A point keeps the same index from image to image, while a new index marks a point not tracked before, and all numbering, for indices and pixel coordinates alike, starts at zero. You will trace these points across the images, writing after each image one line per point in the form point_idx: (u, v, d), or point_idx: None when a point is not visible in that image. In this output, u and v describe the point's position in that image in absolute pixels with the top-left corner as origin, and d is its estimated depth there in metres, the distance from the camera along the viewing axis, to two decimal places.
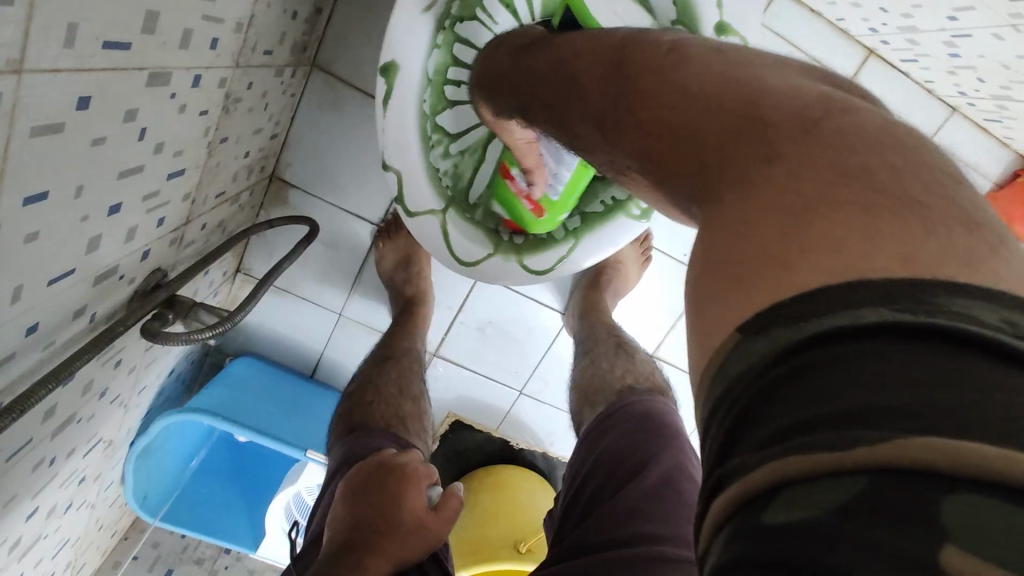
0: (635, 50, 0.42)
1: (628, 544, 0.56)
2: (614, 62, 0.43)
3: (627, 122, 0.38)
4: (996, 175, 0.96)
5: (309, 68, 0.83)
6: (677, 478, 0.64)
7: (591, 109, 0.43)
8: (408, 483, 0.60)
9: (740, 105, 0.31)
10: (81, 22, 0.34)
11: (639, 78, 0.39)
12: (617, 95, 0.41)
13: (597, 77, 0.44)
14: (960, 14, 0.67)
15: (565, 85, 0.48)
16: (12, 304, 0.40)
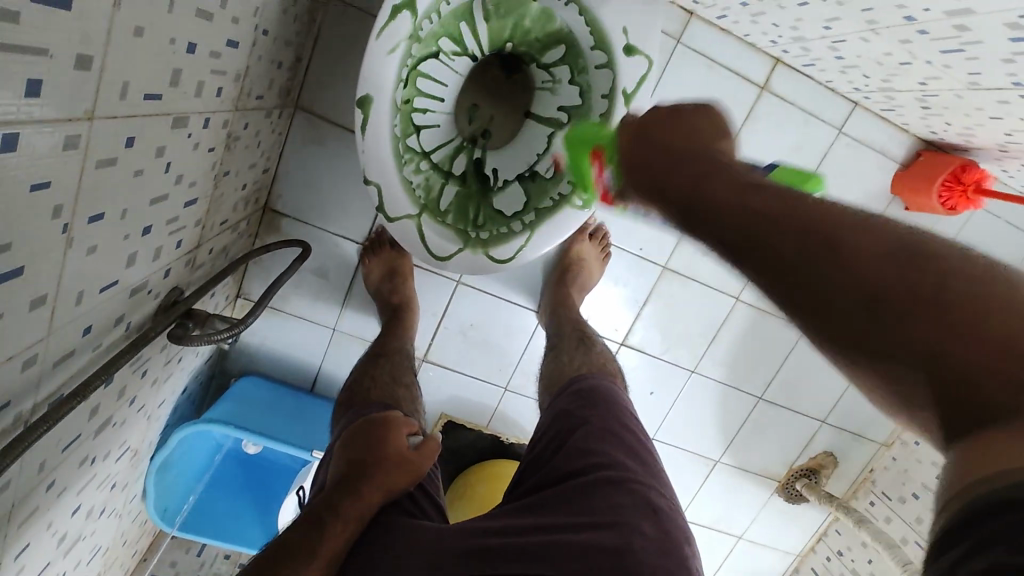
0: (841, 229, 0.41)
1: (581, 475, 0.64)
2: (824, 240, 0.40)
3: (861, 334, 0.38)
4: (901, 156, 1.13)
5: (293, 110, 0.95)
6: (618, 428, 0.72)
7: (795, 297, 0.41)
8: (394, 432, 0.72)
9: (1015, 335, 0.33)
10: (131, 80, 0.45)
11: (883, 250, 0.39)
12: (880, 241, 0.40)
13: (795, 257, 0.41)
14: (832, 24, 0.80)
15: (737, 238, 0.44)
16: (76, 306, 0.50)
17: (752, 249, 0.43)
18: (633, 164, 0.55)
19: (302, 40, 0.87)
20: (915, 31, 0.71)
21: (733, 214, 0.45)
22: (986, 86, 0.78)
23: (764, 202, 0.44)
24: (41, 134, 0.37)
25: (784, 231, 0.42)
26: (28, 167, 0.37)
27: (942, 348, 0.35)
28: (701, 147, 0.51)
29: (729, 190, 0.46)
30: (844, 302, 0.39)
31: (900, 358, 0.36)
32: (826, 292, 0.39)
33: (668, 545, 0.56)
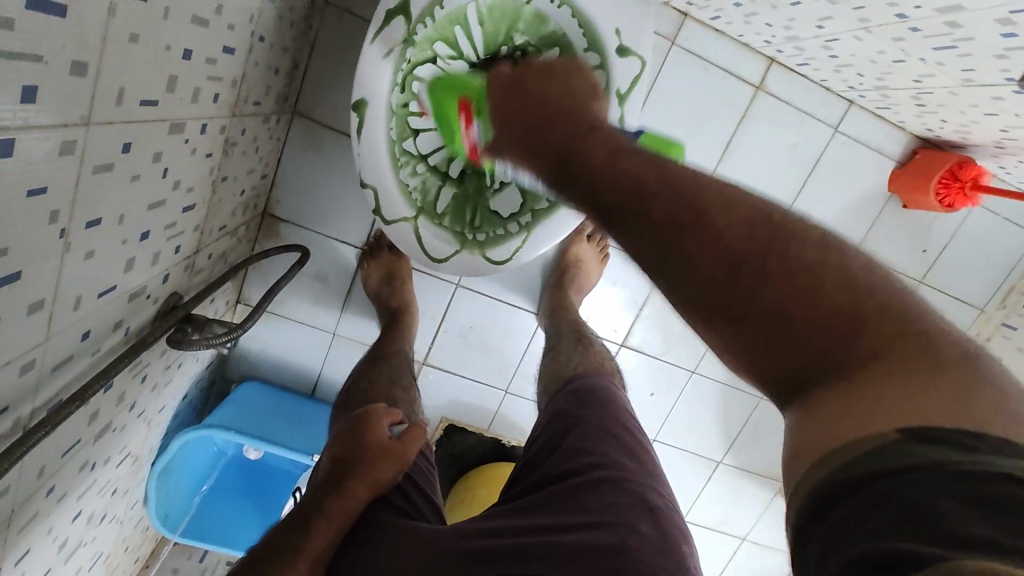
0: (703, 198, 0.40)
1: (576, 475, 0.64)
2: (688, 206, 0.40)
3: (707, 290, 0.39)
4: (898, 153, 1.13)
5: (291, 116, 0.95)
6: (614, 426, 0.72)
7: (643, 256, 0.42)
8: (373, 424, 0.70)
9: (816, 302, 0.36)
10: (127, 87, 0.45)
11: (702, 211, 0.39)
12: (699, 203, 0.40)
13: (659, 223, 0.40)
14: (825, 23, 0.80)
15: (611, 197, 0.43)
16: (74, 310, 0.50)
17: (621, 214, 0.43)
18: (514, 133, 0.56)
19: (298, 46, 0.88)
20: (907, 28, 0.71)
21: (608, 181, 0.44)
22: (979, 83, 0.78)
23: (631, 164, 0.44)
24: (37, 140, 0.37)
25: (654, 196, 0.41)
26: (24, 173, 0.37)
27: (781, 310, 0.37)
28: (574, 113, 0.51)
29: (605, 155, 0.45)
30: (699, 267, 0.39)
31: (740, 318, 0.38)
32: (673, 253, 0.40)
33: (664, 544, 0.57)
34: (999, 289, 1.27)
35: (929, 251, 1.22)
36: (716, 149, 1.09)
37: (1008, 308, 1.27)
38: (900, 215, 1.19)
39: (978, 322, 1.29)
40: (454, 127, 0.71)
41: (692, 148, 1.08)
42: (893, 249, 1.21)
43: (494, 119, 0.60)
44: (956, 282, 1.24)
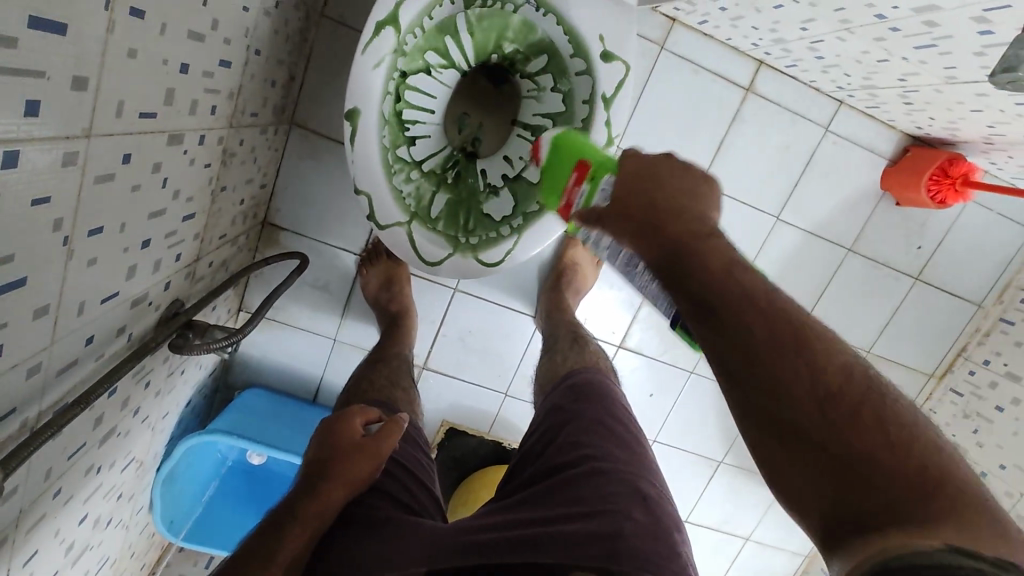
0: (811, 344, 0.42)
1: (571, 467, 0.66)
2: (794, 341, 0.43)
3: (788, 420, 0.42)
4: (889, 152, 1.15)
5: (289, 127, 0.98)
6: (610, 420, 0.74)
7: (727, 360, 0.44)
8: (345, 424, 0.70)
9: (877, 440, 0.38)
10: (126, 100, 0.47)
11: (797, 340, 0.42)
12: (797, 333, 0.43)
13: (759, 348, 0.43)
14: (808, 25, 0.82)
15: (715, 308, 0.45)
16: (78, 316, 0.52)
17: (720, 326, 0.45)
18: (619, 211, 0.54)
19: (295, 58, 0.91)
20: (887, 29, 0.73)
21: (715, 290, 0.45)
22: (962, 80, 0.79)
23: (741, 280, 0.46)
24: (40, 151, 0.39)
25: (754, 315, 0.44)
26: (28, 183, 0.39)
27: (856, 454, 0.39)
28: (690, 209, 0.50)
29: (722, 266, 0.46)
30: (788, 400, 0.42)
31: (816, 451, 0.40)
32: (763, 360, 0.43)
33: (658, 530, 0.58)
34: (995, 284, 1.28)
35: (923, 248, 1.23)
36: (708, 151, 1.10)
37: (1004, 302, 1.28)
38: (893, 213, 1.20)
39: (975, 318, 1.29)
40: (558, 175, 0.71)
41: (684, 150, 1.10)
42: (887, 246, 1.22)
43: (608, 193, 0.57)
44: (951, 278, 1.25)
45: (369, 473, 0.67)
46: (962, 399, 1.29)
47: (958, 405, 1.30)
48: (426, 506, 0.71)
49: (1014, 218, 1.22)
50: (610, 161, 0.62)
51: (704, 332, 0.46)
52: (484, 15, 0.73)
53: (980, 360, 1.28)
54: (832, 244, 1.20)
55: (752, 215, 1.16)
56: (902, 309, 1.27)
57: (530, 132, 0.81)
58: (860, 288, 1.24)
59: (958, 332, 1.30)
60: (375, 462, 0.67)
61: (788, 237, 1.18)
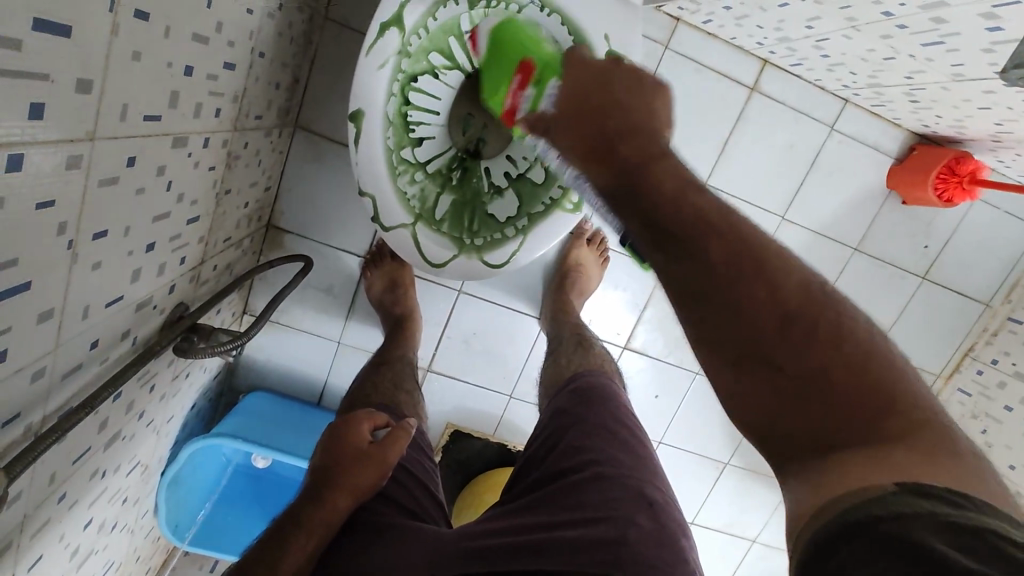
0: (771, 258, 0.39)
1: (574, 472, 0.65)
2: (757, 264, 0.38)
3: (753, 345, 0.38)
4: (895, 151, 1.14)
5: (293, 129, 0.98)
6: (614, 425, 0.73)
7: (681, 289, 0.40)
8: (351, 431, 0.68)
9: (844, 372, 0.36)
10: (131, 103, 0.47)
11: (752, 265, 0.38)
12: (748, 253, 0.39)
13: (718, 268, 0.38)
14: (813, 24, 0.81)
15: (669, 228, 0.40)
16: (82, 319, 0.52)
17: (679, 249, 0.39)
18: (569, 127, 0.49)
19: (299, 61, 0.90)
20: (894, 26, 0.72)
21: (668, 210, 0.40)
22: (970, 77, 0.78)
23: (691, 198, 0.41)
24: (44, 154, 0.39)
25: (710, 236, 0.39)
26: (32, 187, 0.39)
27: (824, 381, 0.36)
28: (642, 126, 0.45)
29: (676, 185, 0.41)
30: (751, 322, 0.38)
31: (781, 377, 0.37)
32: (719, 288, 0.38)
33: (660, 535, 0.58)
34: (1003, 284, 1.26)
35: (931, 247, 1.22)
36: (713, 151, 1.10)
37: (1013, 302, 1.27)
38: (900, 212, 1.19)
39: (982, 317, 1.28)
40: (508, 64, 0.67)
41: (689, 150, 1.09)
42: (894, 246, 1.21)
43: (558, 100, 0.53)
44: (959, 278, 1.24)
45: (373, 482, 0.65)
46: (971, 399, 1.28)
47: (966, 406, 1.29)
48: (432, 512, 0.71)
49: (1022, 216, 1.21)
50: (555, 63, 0.60)
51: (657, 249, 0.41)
52: (489, 15, 0.72)
53: (988, 359, 1.27)
54: (837, 244, 1.19)
55: (758, 215, 1.15)
56: (909, 308, 1.26)
57: None
58: (866, 288, 1.23)
59: (966, 332, 1.29)
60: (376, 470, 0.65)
61: (793, 236, 1.18)
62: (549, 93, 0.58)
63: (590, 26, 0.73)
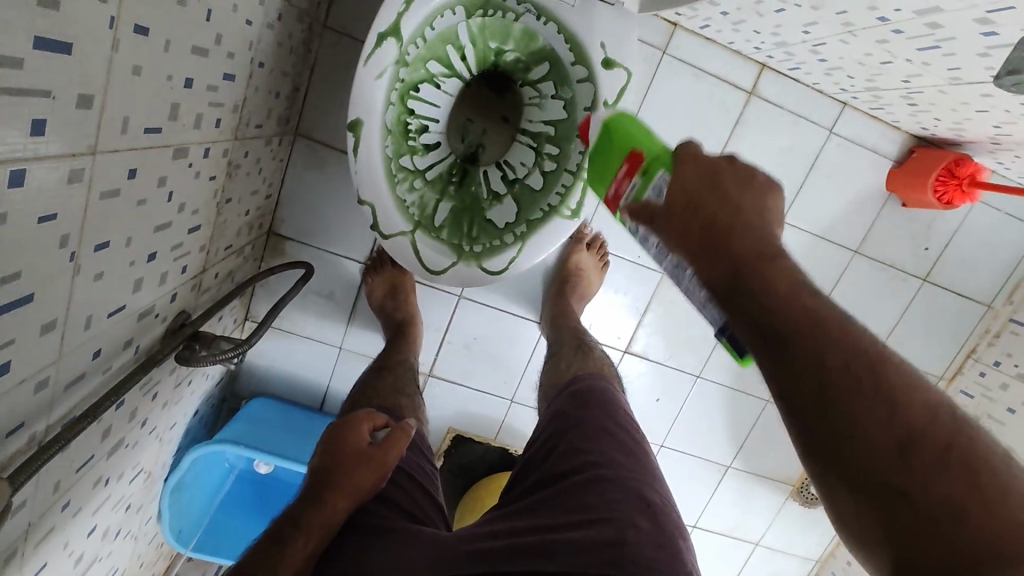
0: (887, 366, 0.41)
1: (575, 473, 0.66)
2: (869, 366, 0.41)
3: (855, 438, 0.40)
4: (895, 153, 1.14)
5: (293, 137, 0.99)
6: (615, 429, 0.73)
7: (787, 376, 0.43)
8: (350, 432, 0.70)
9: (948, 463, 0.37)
10: (131, 115, 0.48)
11: (863, 367, 0.41)
12: (861, 360, 0.41)
13: (826, 370, 0.41)
14: (810, 28, 0.82)
15: (774, 328, 0.44)
16: (85, 330, 0.52)
17: (784, 349, 0.43)
18: (676, 222, 0.53)
19: (298, 69, 0.91)
20: (890, 32, 0.72)
21: (778, 312, 0.44)
22: (967, 81, 0.78)
23: (805, 302, 0.44)
24: (46, 169, 0.39)
25: (823, 335, 0.42)
26: (35, 201, 0.40)
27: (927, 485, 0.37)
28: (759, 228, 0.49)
29: (789, 288, 0.45)
30: (862, 428, 0.40)
31: (884, 480, 0.38)
32: (827, 378, 0.41)
33: (661, 539, 0.57)
34: (1005, 285, 1.26)
35: (931, 249, 1.22)
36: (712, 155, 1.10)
37: (1015, 303, 1.26)
38: (900, 214, 1.19)
39: (984, 318, 1.28)
40: (616, 153, 0.67)
41: None
42: (894, 248, 1.21)
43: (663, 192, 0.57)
44: (960, 279, 1.24)
45: (374, 483, 0.67)
46: (974, 401, 1.28)
47: (969, 408, 1.28)
48: (431, 515, 0.71)
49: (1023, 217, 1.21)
50: (667, 155, 0.59)
51: (763, 346, 0.44)
52: (487, 24, 0.73)
53: (991, 361, 1.27)
54: (838, 247, 1.19)
55: None
56: (911, 310, 1.26)
57: (531, 139, 0.82)
58: (866, 291, 1.23)
59: (967, 334, 1.29)
60: (377, 471, 0.67)
61: (793, 240, 1.18)
62: (659, 184, 0.58)
63: (587, 34, 0.73)
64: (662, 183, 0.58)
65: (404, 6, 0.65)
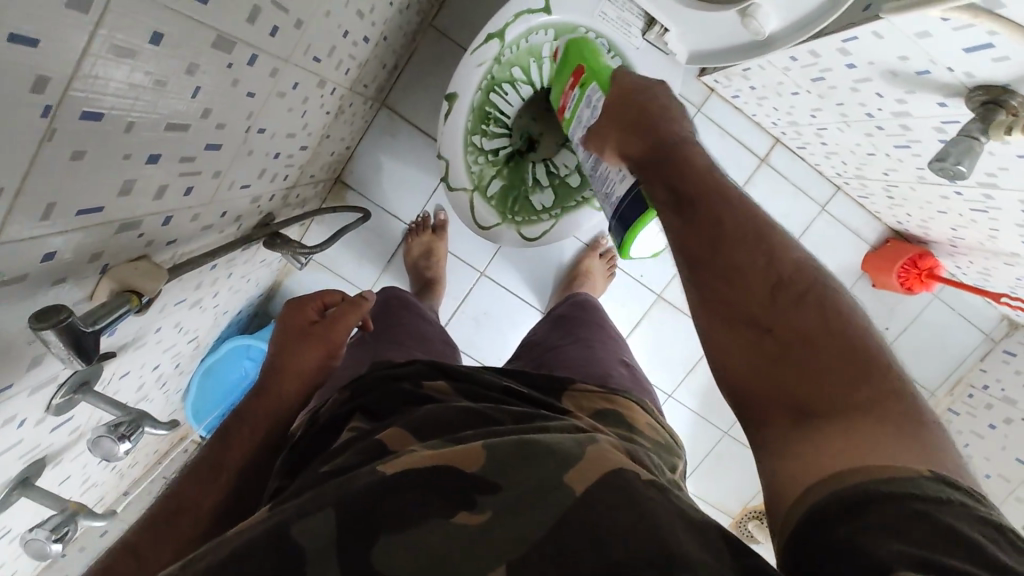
0: (771, 233, 0.52)
1: (561, 346, 0.82)
2: (755, 239, 0.51)
3: (738, 308, 0.51)
4: (874, 240, 1.33)
5: (380, 106, 1.18)
6: (596, 324, 0.89)
7: (691, 247, 0.54)
8: (295, 313, 0.70)
9: (803, 343, 0.47)
10: (310, 45, 0.65)
11: (747, 239, 0.52)
12: (742, 233, 0.52)
13: (730, 241, 0.52)
14: (816, 113, 1.01)
15: (688, 192, 0.55)
16: (227, 190, 0.69)
17: (690, 211, 0.54)
18: (612, 121, 0.66)
19: (402, 52, 1.11)
20: (873, 126, 0.91)
21: (686, 179, 0.56)
22: (928, 181, 0.98)
23: (697, 180, 0.55)
24: (264, 60, 0.57)
25: (720, 210, 0.53)
26: (251, 79, 0.57)
27: (788, 351, 0.48)
28: (678, 146, 0.58)
29: (700, 161, 0.57)
30: (746, 295, 0.50)
31: (764, 336, 0.49)
32: (725, 251, 0.52)
33: (635, 381, 0.75)
34: (949, 377, 1.44)
35: (891, 329, 1.39)
36: None
37: (954, 395, 1.44)
38: (869, 292, 1.37)
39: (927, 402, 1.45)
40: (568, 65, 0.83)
41: None
42: None
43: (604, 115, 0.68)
44: (911, 363, 1.41)
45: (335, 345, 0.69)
46: None
47: None
48: (442, 354, 0.85)
49: (973, 321, 1.39)
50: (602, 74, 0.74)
51: (675, 222, 0.55)
52: (567, 49, 0.87)
53: None
54: None
55: None
56: None
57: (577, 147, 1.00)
58: None
59: None
60: (331, 351, 0.69)
61: None
62: (592, 97, 0.74)
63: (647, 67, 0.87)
64: (591, 100, 0.74)
65: (511, 20, 0.83)
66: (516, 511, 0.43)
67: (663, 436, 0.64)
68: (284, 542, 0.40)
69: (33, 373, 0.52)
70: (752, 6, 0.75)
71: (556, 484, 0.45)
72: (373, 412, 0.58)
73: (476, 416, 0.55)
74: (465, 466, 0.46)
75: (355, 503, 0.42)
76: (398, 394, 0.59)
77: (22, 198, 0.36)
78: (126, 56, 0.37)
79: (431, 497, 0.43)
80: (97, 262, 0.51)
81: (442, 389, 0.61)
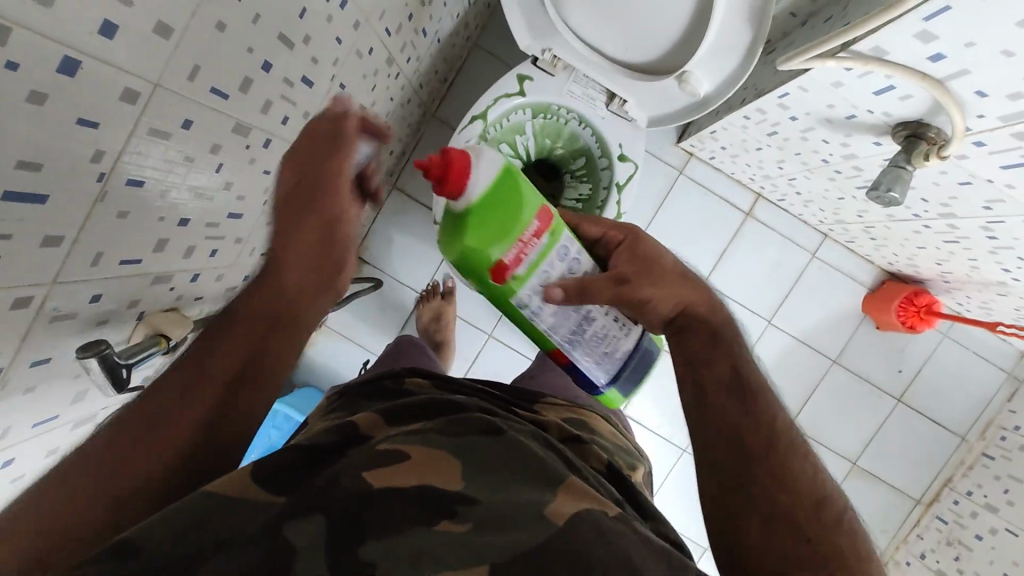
0: (794, 438, 0.58)
1: (545, 377, 0.91)
2: (782, 438, 0.57)
3: (756, 485, 0.54)
4: (870, 281, 1.36)
5: (390, 188, 1.33)
6: None
7: (721, 420, 0.58)
8: (325, 139, 0.57)
9: (808, 536, 0.52)
10: None
11: (772, 433, 0.57)
12: (768, 429, 0.57)
13: (748, 433, 0.57)
14: (783, 165, 1.10)
15: (727, 374, 0.60)
16: (249, 256, 0.80)
17: (728, 391, 0.59)
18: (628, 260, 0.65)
19: (408, 140, 1.27)
20: (832, 171, 0.99)
21: (729, 364, 0.61)
22: (900, 218, 1.03)
23: (737, 368, 0.61)
24: (278, 144, 0.70)
25: (756, 402, 0.58)
26: (267, 159, 0.69)
27: (790, 534, 0.52)
28: (708, 321, 0.63)
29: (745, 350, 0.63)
30: (771, 479, 0.54)
31: (780, 522, 0.52)
32: (752, 437, 0.57)
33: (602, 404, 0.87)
34: (977, 420, 1.39)
35: (905, 371, 1.38)
36: (711, 258, 1.36)
37: (987, 439, 1.38)
38: (875, 335, 1.37)
39: (957, 447, 1.40)
40: (509, 211, 0.62)
41: (692, 255, 1.36)
42: (870, 365, 1.38)
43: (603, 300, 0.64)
44: (932, 406, 1.38)
45: (331, 231, 0.60)
46: (947, 526, 1.34)
47: (943, 532, 1.35)
48: None
49: (990, 358, 1.37)
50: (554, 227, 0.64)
51: (712, 391, 0.60)
52: (545, 124, 1.01)
53: (963, 490, 1.36)
54: (817, 354, 1.38)
55: (748, 316, 1.37)
56: (886, 427, 1.40)
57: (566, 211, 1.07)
58: (844, 399, 1.39)
59: (942, 462, 1.40)
60: (331, 266, 0.61)
61: (778, 340, 1.38)
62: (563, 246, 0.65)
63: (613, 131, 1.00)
64: (568, 248, 0.66)
65: (491, 103, 0.96)
66: (496, 517, 0.44)
67: (619, 441, 0.74)
68: (278, 539, 0.40)
69: (77, 407, 0.61)
70: (687, 73, 0.88)
71: (535, 515, 0.45)
72: (362, 400, 0.65)
73: (445, 399, 0.62)
74: (447, 484, 0.47)
75: (335, 482, 0.45)
76: (379, 390, 0.66)
77: (78, 244, 0.47)
78: (162, 137, 0.49)
79: (417, 508, 0.44)
80: (134, 310, 0.61)
81: (422, 383, 0.68)
